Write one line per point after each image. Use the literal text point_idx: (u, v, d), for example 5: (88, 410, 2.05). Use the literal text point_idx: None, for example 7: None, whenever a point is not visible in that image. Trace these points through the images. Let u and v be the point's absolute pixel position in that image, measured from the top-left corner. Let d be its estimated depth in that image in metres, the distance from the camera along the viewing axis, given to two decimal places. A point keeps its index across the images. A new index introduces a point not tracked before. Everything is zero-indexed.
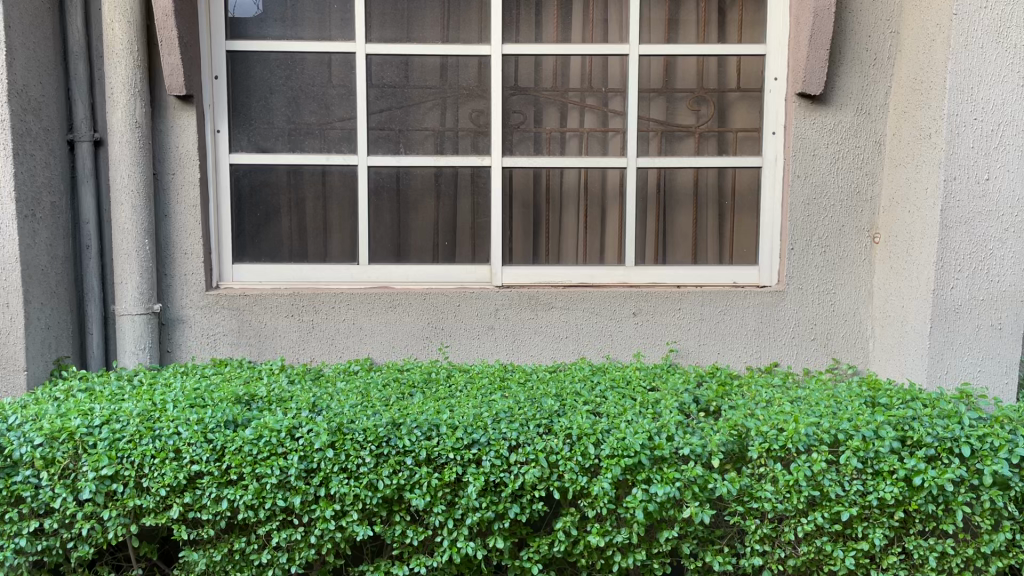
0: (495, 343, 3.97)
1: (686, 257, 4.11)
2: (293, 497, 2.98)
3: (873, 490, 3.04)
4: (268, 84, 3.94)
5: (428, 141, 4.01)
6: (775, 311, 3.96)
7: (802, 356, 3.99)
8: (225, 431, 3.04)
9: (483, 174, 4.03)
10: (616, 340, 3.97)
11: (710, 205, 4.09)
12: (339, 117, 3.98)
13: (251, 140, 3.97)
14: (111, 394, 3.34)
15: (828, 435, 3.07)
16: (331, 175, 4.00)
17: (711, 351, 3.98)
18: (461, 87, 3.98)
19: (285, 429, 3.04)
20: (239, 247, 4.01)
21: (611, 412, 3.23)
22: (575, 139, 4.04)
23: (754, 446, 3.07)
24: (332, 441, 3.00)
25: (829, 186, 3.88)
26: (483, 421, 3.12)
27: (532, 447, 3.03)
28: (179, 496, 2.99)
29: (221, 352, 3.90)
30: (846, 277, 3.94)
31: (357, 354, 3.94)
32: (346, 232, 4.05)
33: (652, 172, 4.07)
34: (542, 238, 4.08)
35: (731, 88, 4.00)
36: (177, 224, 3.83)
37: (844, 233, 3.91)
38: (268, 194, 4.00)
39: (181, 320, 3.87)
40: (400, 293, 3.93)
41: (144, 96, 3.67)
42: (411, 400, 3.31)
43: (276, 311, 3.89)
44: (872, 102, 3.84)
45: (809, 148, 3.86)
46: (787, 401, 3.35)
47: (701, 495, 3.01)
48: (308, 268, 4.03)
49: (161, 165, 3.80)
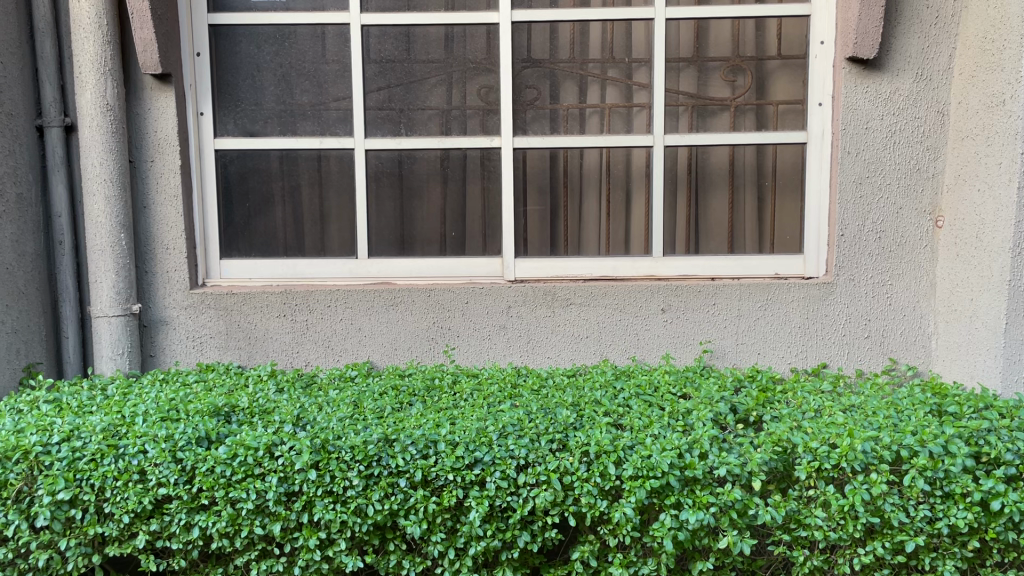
0: (508, 345, 3.58)
1: (722, 247, 3.66)
2: (273, 524, 2.64)
3: (943, 517, 2.61)
4: (255, 62, 3.58)
5: (433, 122, 3.62)
6: (824, 305, 3.50)
7: (853, 356, 3.53)
8: (197, 449, 2.69)
9: (494, 156, 3.63)
10: (643, 340, 3.55)
11: (749, 187, 3.64)
12: (334, 97, 3.61)
13: (239, 124, 3.61)
14: (78, 406, 3.01)
15: (890, 451, 2.63)
16: (328, 160, 3.64)
17: (750, 351, 3.54)
18: (469, 60, 3.58)
19: (263, 447, 2.67)
20: (228, 241, 3.67)
21: (635, 425, 2.81)
22: (596, 115, 3.62)
23: (801, 465, 2.64)
24: (315, 461, 2.64)
25: (885, 164, 3.41)
26: (487, 436, 2.72)
27: (544, 467, 2.64)
28: (145, 523, 2.67)
29: (208, 357, 3.56)
30: (905, 267, 3.47)
31: (355, 358, 3.58)
32: (345, 223, 3.68)
33: (683, 151, 3.63)
34: (559, 227, 3.67)
35: (771, 55, 3.54)
36: (157, 216, 3.49)
37: (902, 216, 3.44)
38: (257, 182, 3.65)
39: (165, 320, 3.54)
40: (402, 289, 3.55)
41: (116, 75, 3.33)
42: (408, 412, 2.92)
43: (268, 311, 3.54)
44: (934, 67, 3.37)
45: (861, 119, 3.39)
46: (839, 410, 2.90)
47: (740, 522, 2.61)
48: (303, 263, 3.67)
49: (137, 152, 3.46)
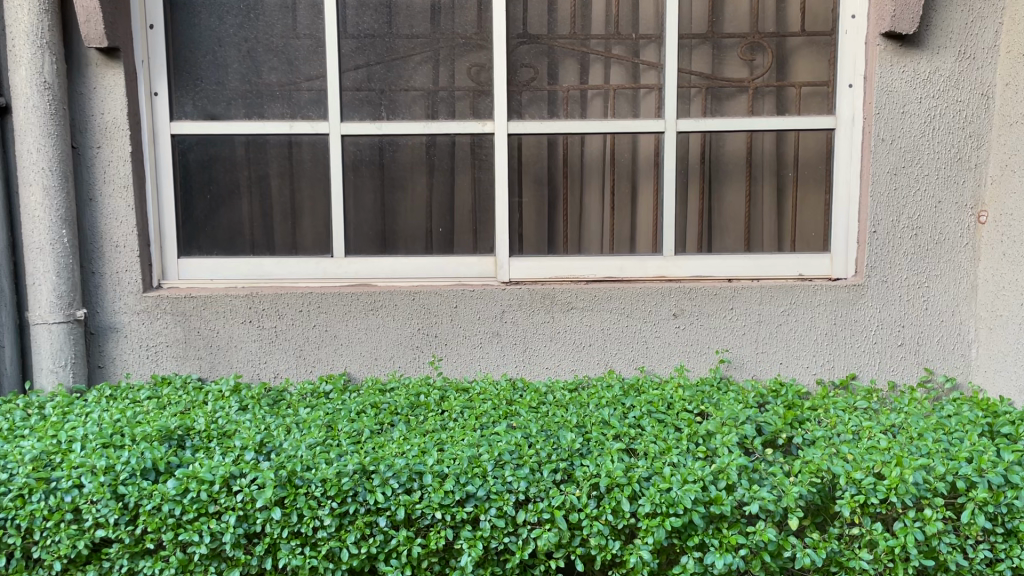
0: (502, 354, 3.21)
1: (738, 244, 3.29)
2: (231, 570, 2.29)
3: (1005, 558, 2.28)
4: (217, 36, 3.18)
5: (417, 104, 3.23)
6: (853, 310, 3.15)
7: (884, 366, 3.19)
8: (142, 483, 2.30)
9: (485, 143, 3.24)
10: (651, 349, 3.20)
11: (768, 179, 3.27)
12: (306, 76, 3.21)
13: (198, 106, 3.21)
14: (9, 429, 2.62)
15: (945, 483, 2.29)
16: (300, 147, 3.24)
17: (771, 360, 3.19)
18: (457, 35, 3.20)
19: (220, 480, 2.29)
20: (187, 238, 3.26)
21: (650, 451, 2.45)
22: (598, 98, 3.24)
23: (844, 500, 2.29)
24: (280, 497, 2.25)
25: (922, 153, 3.06)
26: (480, 466, 2.34)
27: (547, 503, 2.27)
28: (80, 570, 2.31)
29: (164, 368, 3.17)
30: (943, 267, 3.12)
31: (331, 369, 3.20)
32: (318, 218, 3.28)
33: (695, 137, 3.24)
34: (558, 223, 3.29)
35: (794, 31, 3.17)
36: (105, 210, 3.08)
37: (940, 211, 3.09)
38: (220, 172, 3.25)
39: (114, 328, 3.15)
40: (383, 292, 3.16)
41: (55, 50, 2.93)
42: (389, 436, 2.54)
43: (232, 316, 3.15)
44: (979, 44, 3.01)
45: (897, 103, 3.03)
46: (880, 433, 2.56)
47: (773, 566, 2.27)
48: (271, 262, 3.27)
49: (82, 137, 3.05)
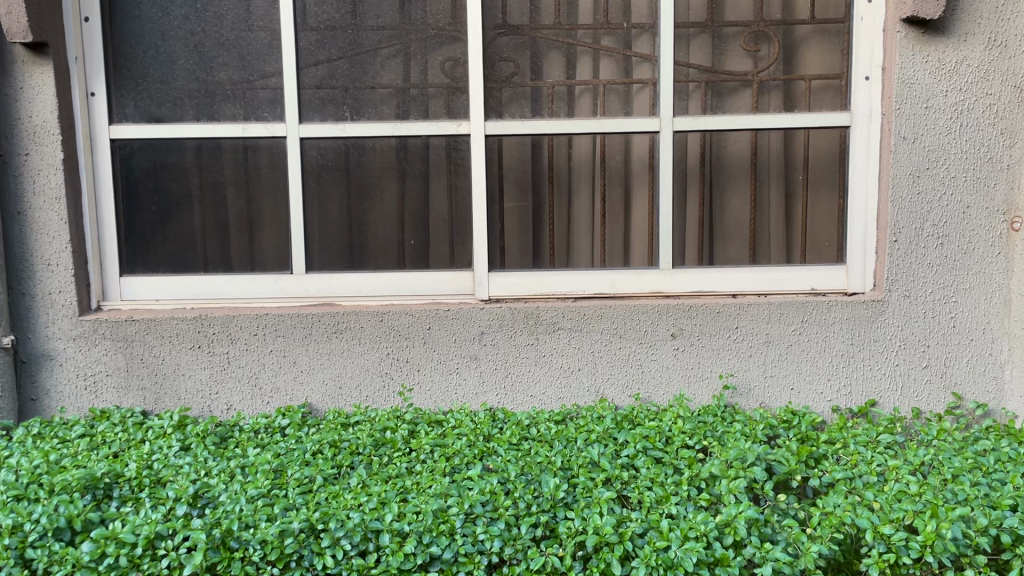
0: (481, 381, 2.89)
1: (743, 256, 2.96)
2: None
3: None
4: (162, 29, 2.86)
5: (386, 103, 2.91)
6: (871, 328, 2.84)
7: (907, 392, 2.87)
8: (53, 544, 1.97)
9: (461, 145, 2.92)
10: (647, 374, 2.88)
11: (775, 183, 2.94)
12: (262, 73, 2.88)
13: (141, 107, 2.88)
14: None
15: (987, 537, 1.97)
16: (255, 151, 2.91)
17: (781, 386, 2.88)
18: (429, 26, 2.87)
19: (144, 542, 1.96)
20: (130, 255, 2.94)
21: (645, 500, 2.13)
22: (587, 95, 2.91)
23: (872, 559, 1.96)
24: (211, 563, 1.93)
25: (948, 152, 2.74)
26: (448, 522, 2.02)
27: (524, 567, 1.95)
28: None
29: (104, 400, 2.86)
30: (973, 280, 2.79)
31: (292, 400, 2.88)
32: (278, 230, 2.95)
33: (695, 137, 2.91)
34: (544, 234, 2.96)
35: (802, 19, 2.84)
36: (35, 224, 2.76)
37: (970, 217, 2.76)
38: (167, 180, 2.93)
39: (48, 356, 2.83)
40: (348, 313, 2.84)
41: None
42: (346, 484, 2.22)
43: (179, 341, 2.84)
44: (1011, 30, 2.68)
45: (920, 97, 2.71)
46: (908, 475, 2.24)
47: None
48: (225, 281, 2.94)
49: (8, 143, 2.73)
